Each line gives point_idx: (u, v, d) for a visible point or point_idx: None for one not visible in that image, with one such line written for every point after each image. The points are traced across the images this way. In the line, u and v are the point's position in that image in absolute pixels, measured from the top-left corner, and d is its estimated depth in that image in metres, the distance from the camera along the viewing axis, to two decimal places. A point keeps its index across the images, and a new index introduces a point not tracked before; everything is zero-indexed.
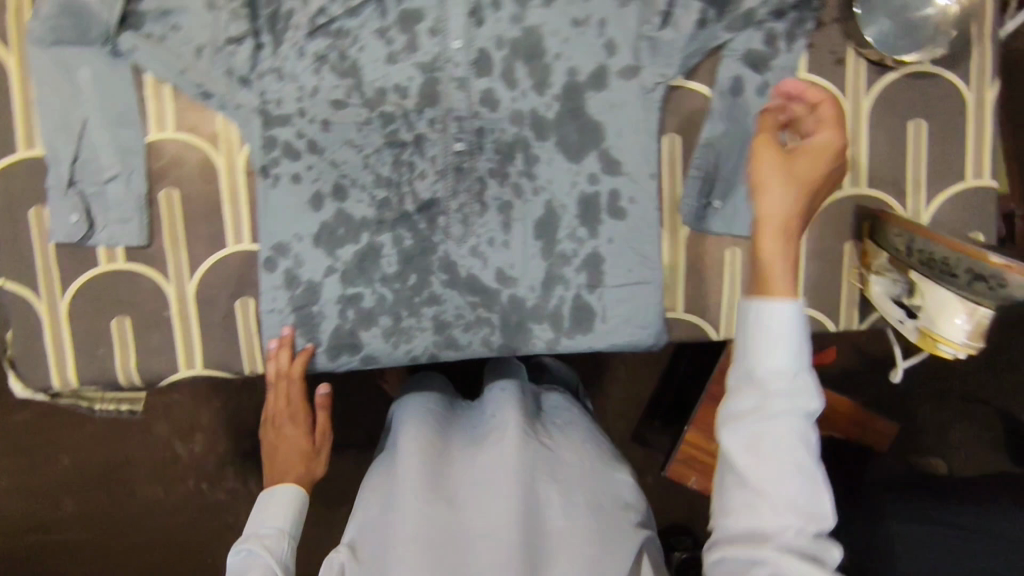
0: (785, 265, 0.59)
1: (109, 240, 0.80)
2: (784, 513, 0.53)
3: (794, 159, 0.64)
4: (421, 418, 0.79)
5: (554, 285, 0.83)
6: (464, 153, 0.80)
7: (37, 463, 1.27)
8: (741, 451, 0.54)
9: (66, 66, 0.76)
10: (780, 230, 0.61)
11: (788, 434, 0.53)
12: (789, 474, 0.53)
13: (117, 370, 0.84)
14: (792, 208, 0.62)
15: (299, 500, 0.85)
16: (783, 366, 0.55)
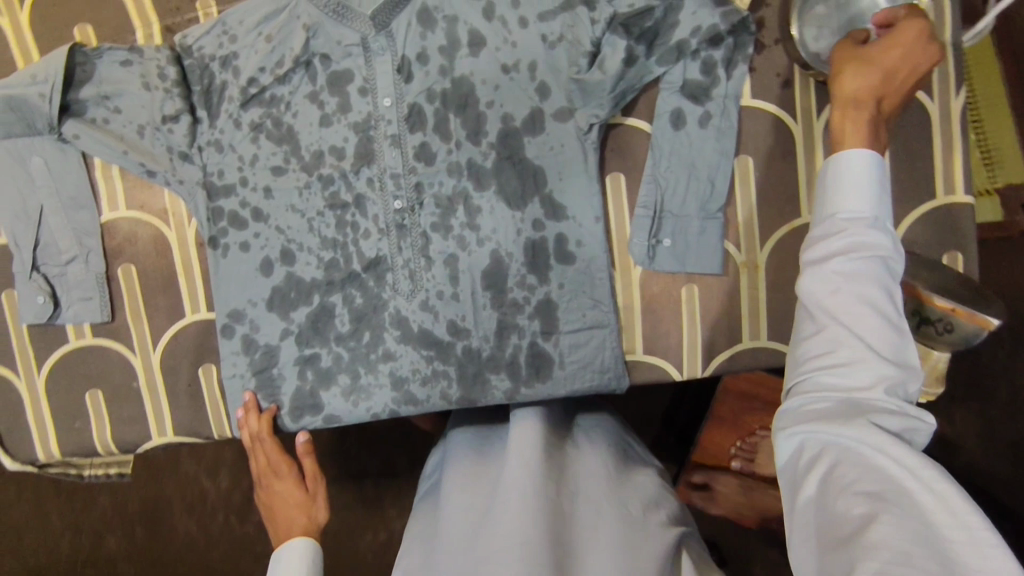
0: (859, 131, 0.57)
1: (75, 318, 0.83)
2: (860, 357, 0.48)
3: (867, 51, 0.60)
4: (454, 459, 0.77)
5: (509, 334, 0.81)
6: (404, 211, 0.79)
7: (77, 504, 1.33)
8: (821, 300, 0.51)
9: (20, 157, 0.80)
10: (848, 106, 0.58)
11: (867, 270, 0.50)
12: (866, 312, 0.49)
13: (95, 441, 0.85)
14: (868, 89, 0.59)
15: (311, 553, 0.78)
16: (863, 210, 0.53)
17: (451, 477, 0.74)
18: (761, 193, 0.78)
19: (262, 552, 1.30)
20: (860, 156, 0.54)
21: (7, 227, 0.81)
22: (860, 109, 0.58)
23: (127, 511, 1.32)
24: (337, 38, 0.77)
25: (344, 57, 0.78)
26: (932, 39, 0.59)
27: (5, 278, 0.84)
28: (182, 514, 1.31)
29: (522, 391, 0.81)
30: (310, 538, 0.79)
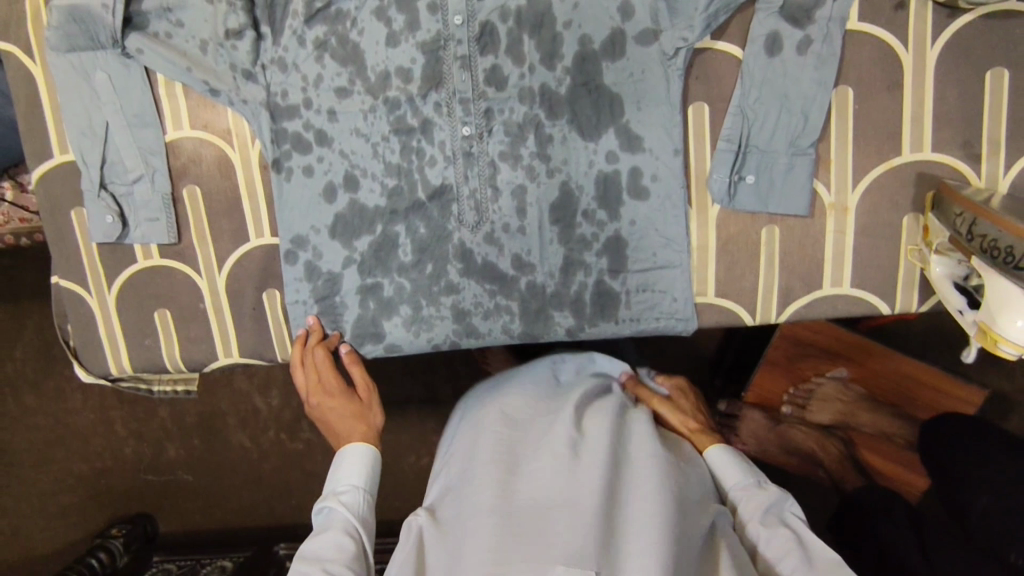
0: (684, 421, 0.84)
1: (142, 238, 0.83)
2: (757, 498, 0.70)
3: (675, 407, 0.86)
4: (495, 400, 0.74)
5: (575, 270, 0.79)
6: (472, 138, 0.76)
7: (138, 416, 1.38)
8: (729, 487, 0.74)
9: (84, 72, 0.79)
10: (685, 420, 0.84)
11: (739, 473, 0.74)
12: (750, 482, 0.72)
13: (164, 360, 0.87)
14: (684, 422, 0.84)
15: (371, 456, 0.76)
16: (722, 459, 0.77)
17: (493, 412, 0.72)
18: (859, 129, 0.72)
19: (311, 469, 1.37)
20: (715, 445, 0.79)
21: (75, 144, 0.80)
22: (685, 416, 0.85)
23: (189, 425, 1.38)
24: None
25: None
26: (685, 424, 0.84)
27: (73, 195, 0.83)
28: (233, 428, 1.38)
29: (584, 331, 0.80)
30: (370, 443, 0.78)
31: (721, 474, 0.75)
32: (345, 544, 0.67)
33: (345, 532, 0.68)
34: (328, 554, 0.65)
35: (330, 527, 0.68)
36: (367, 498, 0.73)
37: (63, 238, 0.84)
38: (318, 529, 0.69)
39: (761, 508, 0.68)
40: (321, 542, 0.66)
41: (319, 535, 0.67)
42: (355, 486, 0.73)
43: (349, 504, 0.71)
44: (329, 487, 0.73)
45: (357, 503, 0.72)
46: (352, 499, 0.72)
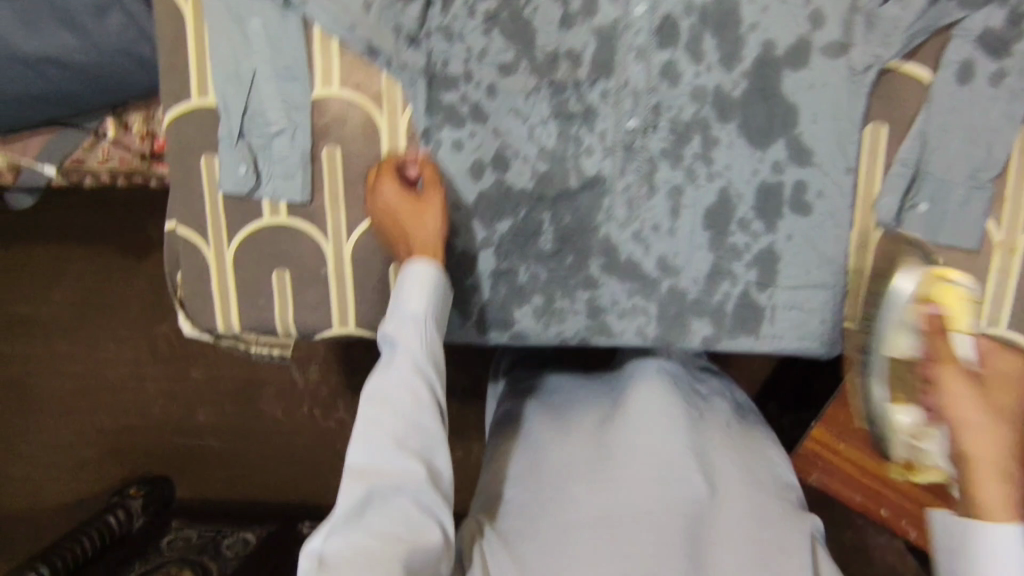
0: (994, 470, 0.56)
1: (274, 194, 0.80)
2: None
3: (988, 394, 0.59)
4: (574, 405, 0.81)
5: (720, 279, 0.78)
6: (637, 132, 0.74)
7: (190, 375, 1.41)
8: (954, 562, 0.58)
9: (239, 17, 0.75)
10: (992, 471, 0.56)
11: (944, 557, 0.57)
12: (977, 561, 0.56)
13: (276, 321, 0.84)
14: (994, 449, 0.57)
15: (427, 277, 0.72)
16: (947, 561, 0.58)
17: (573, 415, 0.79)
18: None
19: None
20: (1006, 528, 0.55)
21: (220, 89, 0.77)
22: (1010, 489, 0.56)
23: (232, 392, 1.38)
24: None
25: None
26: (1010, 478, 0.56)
27: (204, 142, 0.79)
28: None
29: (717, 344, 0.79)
30: (426, 262, 0.73)
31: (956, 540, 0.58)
32: (421, 417, 0.68)
33: (415, 372, 0.69)
34: (410, 433, 0.67)
35: (398, 365, 0.69)
36: (431, 326, 0.71)
37: (189, 185, 0.81)
38: (388, 364, 0.70)
39: None
40: (394, 404, 0.67)
41: (391, 382, 0.68)
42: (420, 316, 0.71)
43: (413, 337, 0.70)
44: (394, 313, 0.71)
45: (421, 335, 0.71)
46: (418, 333, 0.71)
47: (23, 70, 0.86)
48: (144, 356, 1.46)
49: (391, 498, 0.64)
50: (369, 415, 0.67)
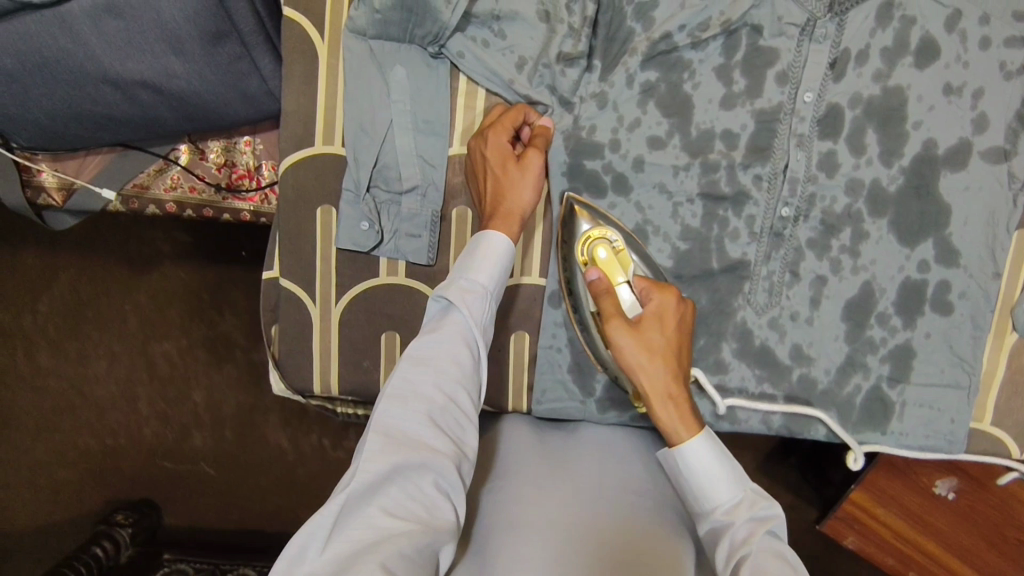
0: (665, 399, 0.64)
1: (395, 252, 0.75)
2: (734, 487, 0.62)
3: (641, 331, 0.65)
4: (532, 445, 0.75)
5: (853, 372, 0.76)
6: (789, 220, 0.72)
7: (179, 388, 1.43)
8: (738, 503, 0.61)
9: (382, 64, 0.71)
10: (662, 399, 0.64)
11: (740, 500, 0.61)
12: (730, 483, 0.62)
13: (379, 385, 0.79)
14: (664, 381, 0.64)
15: (500, 250, 0.65)
16: (725, 495, 0.62)
17: (529, 455, 0.73)
18: None
19: None
20: (699, 446, 0.63)
21: (351, 139, 0.72)
22: (676, 410, 0.64)
23: (218, 407, 1.43)
24: (781, 13, 0.68)
25: (777, 35, 0.69)
26: (677, 382, 0.65)
27: (324, 191, 0.74)
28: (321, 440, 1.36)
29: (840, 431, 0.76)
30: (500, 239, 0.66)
31: (714, 477, 0.62)
32: (460, 397, 0.60)
33: (464, 343, 0.61)
34: (445, 409, 0.58)
35: (446, 332, 0.61)
36: (489, 304, 0.64)
37: (302, 235, 0.75)
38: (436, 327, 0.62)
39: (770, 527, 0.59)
40: (437, 371, 0.59)
41: (437, 350, 0.60)
42: (484, 290, 0.64)
43: (471, 305, 0.63)
44: (457, 278, 0.64)
45: (476, 305, 0.63)
46: (478, 304, 0.63)
47: (115, 93, 0.79)
48: (141, 377, 1.43)
49: (415, 472, 0.55)
50: (405, 380, 0.58)
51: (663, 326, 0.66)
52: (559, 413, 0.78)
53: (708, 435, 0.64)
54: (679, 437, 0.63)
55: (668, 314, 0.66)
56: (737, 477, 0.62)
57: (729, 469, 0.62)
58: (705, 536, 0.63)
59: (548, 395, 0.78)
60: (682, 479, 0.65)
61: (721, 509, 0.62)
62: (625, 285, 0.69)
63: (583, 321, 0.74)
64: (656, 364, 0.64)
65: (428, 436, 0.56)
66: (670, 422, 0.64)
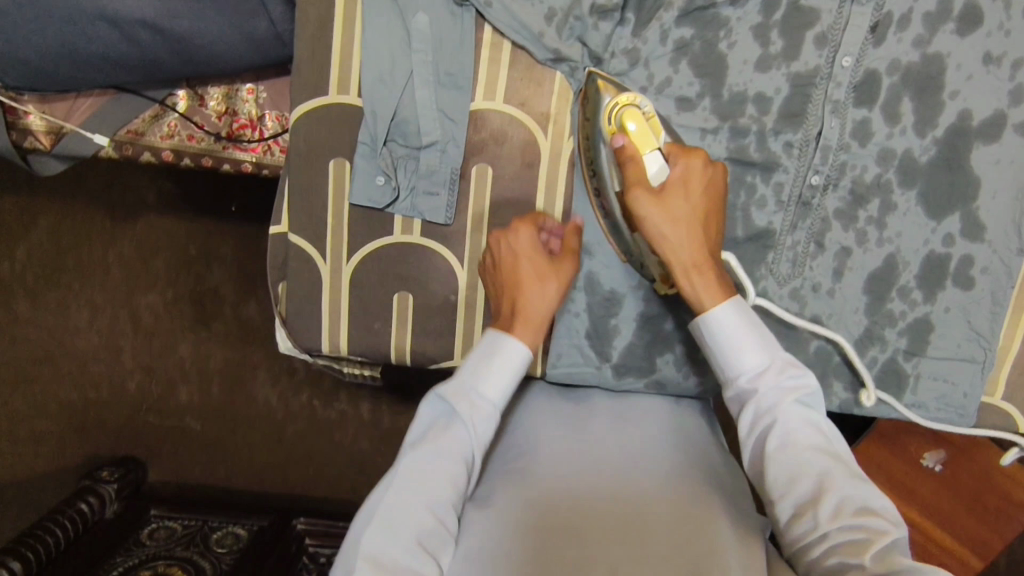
0: (688, 265, 0.64)
1: (411, 210, 0.72)
2: (763, 356, 0.64)
3: (666, 199, 0.63)
4: (540, 424, 0.72)
5: (870, 344, 0.76)
6: (818, 188, 0.71)
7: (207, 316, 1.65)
8: (767, 376, 0.64)
9: (404, 10, 0.67)
10: (685, 267, 0.64)
11: (769, 368, 0.64)
12: (762, 352, 0.64)
13: (390, 347, 0.76)
14: (688, 248, 0.64)
15: (515, 361, 0.66)
16: (754, 364, 0.64)
17: (538, 436, 0.70)
18: None
19: None
20: (724, 311, 0.64)
21: (369, 89, 0.68)
22: (700, 278, 0.64)
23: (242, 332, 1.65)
24: None
25: None
26: (703, 247, 0.64)
27: (338, 144, 0.71)
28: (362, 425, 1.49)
29: (857, 363, 0.75)
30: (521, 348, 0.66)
31: (742, 347, 0.64)
32: (450, 518, 0.61)
33: (464, 464, 0.62)
34: (434, 533, 0.59)
35: (447, 448, 0.62)
36: (490, 427, 0.65)
37: (313, 189, 0.72)
38: (434, 434, 0.63)
39: (796, 395, 0.63)
40: (431, 491, 0.60)
41: (432, 467, 0.61)
42: (491, 408, 0.65)
43: (471, 421, 0.63)
44: (467, 392, 0.64)
45: (476, 425, 0.63)
46: (482, 421, 0.64)
47: (111, 32, 0.74)
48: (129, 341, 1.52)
49: None
50: (403, 502, 0.59)
51: (687, 191, 0.64)
52: (574, 379, 0.77)
53: (734, 300, 0.65)
54: (703, 304, 0.65)
55: (693, 179, 0.65)
56: (765, 337, 0.65)
57: (759, 335, 0.65)
58: (727, 397, 0.67)
59: (564, 359, 0.76)
60: (707, 345, 0.67)
61: (746, 375, 0.65)
62: (653, 153, 0.65)
63: (607, 208, 0.69)
64: (679, 231, 0.64)
65: (418, 562, 0.57)
66: (694, 291, 0.65)
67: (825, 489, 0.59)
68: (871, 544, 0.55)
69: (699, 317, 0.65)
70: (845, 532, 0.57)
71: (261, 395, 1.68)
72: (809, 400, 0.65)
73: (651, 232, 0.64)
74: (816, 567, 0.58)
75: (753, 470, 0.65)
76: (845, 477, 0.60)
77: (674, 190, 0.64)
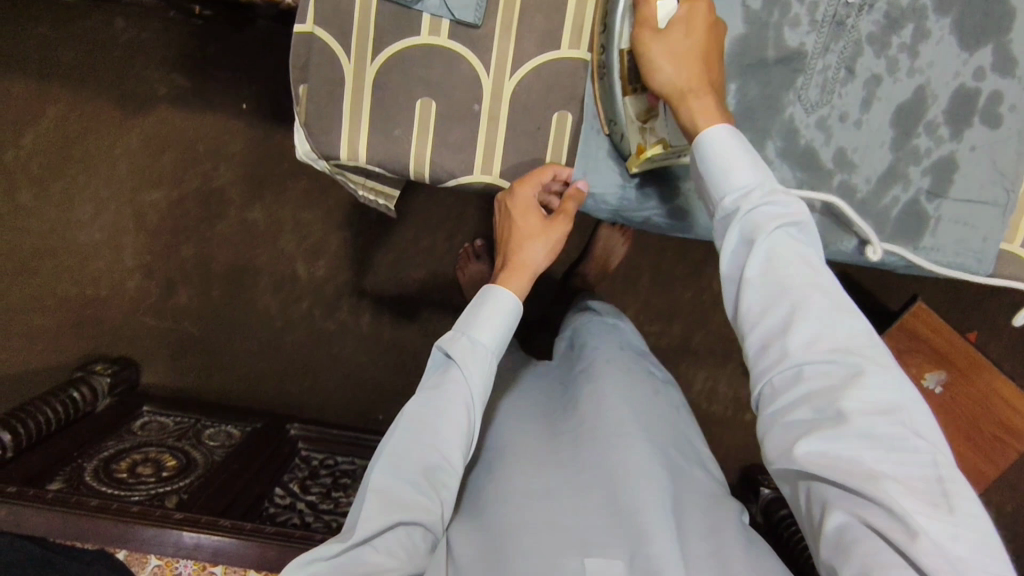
0: (685, 99, 0.67)
1: (441, 8, 0.71)
2: (749, 174, 0.64)
3: (667, 33, 0.66)
4: (531, 411, 0.89)
5: (894, 182, 0.75)
6: (852, 8, 0.70)
7: (212, 217, 1.60)
8: (755, 202, 0.63)
9: None
10: (678, 100, 0.67)
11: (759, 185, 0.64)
12: (750, 172, 0.64)
13: (409, 157, 0.76)
14: (681, 80, 0.66)
15: (498, 311, 0.85)
16: (743, 181, 0.64)
17: (524, 425, 0.86)
18: None
19: None
20: (714, 130, 0.65)
21: None
22: (694, 107, 0.66)
23: (237, 241, 1.61)
24: None
25: None
26: (700, 80, 0.66)
27: None
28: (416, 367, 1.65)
29: (855, 223, 0.74)
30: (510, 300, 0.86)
31: (728, 163, 0.65)
32: (450, 451, 0.77)
33: (462, 407, 0.79)
34: (436, 466, 0.76)
35: (448, 391, 0.80)
36: (488, 355, 0.83)
37: None
38: (440, 373, 0.82)
39: (780, 218, 0.62)
40: (432, 431, 0.77)
41: (434, 407, 0.79)
42: (483, 348, 0.83)
43: (467, 355, 0.82)
44: (461, 336, 0.83)
45: (470, 355, 0.82)
46: (474, 361, 0.82)
47: None
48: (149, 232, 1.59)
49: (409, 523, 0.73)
50: (412, 440, 0.77)
51: (688, 27, 0.66)
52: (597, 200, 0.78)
53: (722, 124, 0.66)
54: (698, 128, 0.66)
55: (697, 19, 0.66)
56: (754, 160, 0.65)
57: (748, 157, 0.65)
58: (716, 223, 0.67)
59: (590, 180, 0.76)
60: (698, 165, 0.68)
61: (731, 196, 0.65)
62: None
63: (606, 64, 0.71)
64: (677, 63, 0.66)
65: (417, 488, 0.74)
66: (691, 121, 0.67)
67: (799, 320, 0.59)
68: (840, 394, 0.56)
69: (694, 136, 0.67)
70: (817, 378, 0.58)
71: (262, 301, 1.64)
72: (800, 233, 0.63)
73: (657, 70, 0.67)
74: (785, 418, 0.59)
75: (735, 299, 0.65)
76: (823, 308, 0.59)
77: (677, 27, 0.66)
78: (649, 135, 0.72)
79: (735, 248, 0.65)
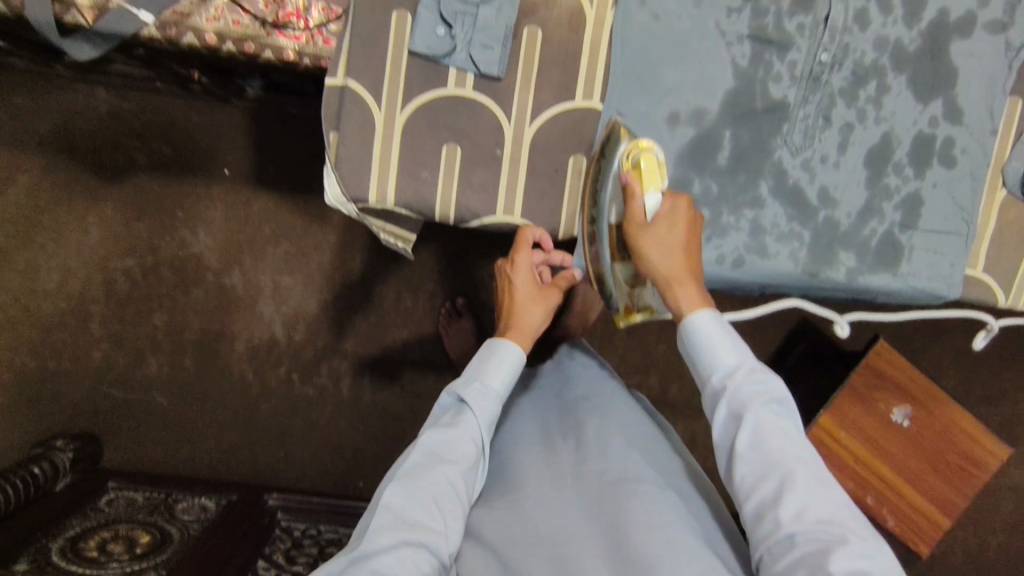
0: (675, 288, 0.78)
1: (466, 63, 0.77)
2: (734, 355, 0.74)
3: (655, 229, 0.77)
4: (539, 433, 0.90)
5: (871, 217, 0.85)
6: (826, 66, 0.80)
7: (186, 284, 1.55)
8: (742, 380, 0.72)
9: None
10: (665, 285, 0.79)
11: (743, 364, 0.74)
12: (733, 353, 0.74)
13: (435, 199, 0.81)
14: (667, 269, 0.78)
15: (505, 359, 0.86)
16: (730, 361, 0.74)
17: (534, 450, 0.87)
18: None
19: None
20: (701, 314, 0.76)
21: None
22: (681, 292, 0.78)
23: (213, 309, 1.56)
24: None
25: None
26: (685, 267, 0.78)
27: None
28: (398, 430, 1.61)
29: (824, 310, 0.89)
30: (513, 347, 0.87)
31: (711, 344, 0.75)
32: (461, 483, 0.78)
33: (474, 441, 0.80)
34: (448, 494, 0.76)
35: (461, 429, 0.80)
36: (494, 400, 0.84)
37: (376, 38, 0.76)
38: (452, 416, 0.82)
39: (764, 397, 0.71)
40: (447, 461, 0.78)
41: (447, 443, 0.79)
42: (492, 392, 0.84)
43: (477, 395, 0.83)
44: (473, 381, 0.84)
45: (479, 396, 0.83)
46: (484, 405, 0.83)
47: None
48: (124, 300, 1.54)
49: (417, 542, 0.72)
50: (426, 470, 0.76)
51: (672, 224, 0.77)
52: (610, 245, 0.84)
53: (709, 308, 0.77)
54: (684, 310, 0.77)
55: (677, 216, 0.77)
56: (735, 341, 0.75)
57: (732, 340, 0.75)
58: (707, 400, 0.75)
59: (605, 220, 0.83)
60: (687, 346, 0.78)
61: (718, 374, 0.74)
62: (654, 194, 0.79)
63: (597, 238, 0.84)
64: (666, 254, 0.78)
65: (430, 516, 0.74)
66: (679, 307, 0.78)
67: (788, 491, 0.66)
68: (826, 557, 0.61)
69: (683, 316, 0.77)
70: (809, 544, 0.64)
71: (238, 368, 1.58)
72: (782, 410, 0.72)
73: (645, 259, 0.79)
74: None
75: (726, 469, 0.73)
76: (807, 479, 0.67)
77: (662, 222, 0.77)
78: (637, 299, 0.89)
79: (725, 420, 0.73)
